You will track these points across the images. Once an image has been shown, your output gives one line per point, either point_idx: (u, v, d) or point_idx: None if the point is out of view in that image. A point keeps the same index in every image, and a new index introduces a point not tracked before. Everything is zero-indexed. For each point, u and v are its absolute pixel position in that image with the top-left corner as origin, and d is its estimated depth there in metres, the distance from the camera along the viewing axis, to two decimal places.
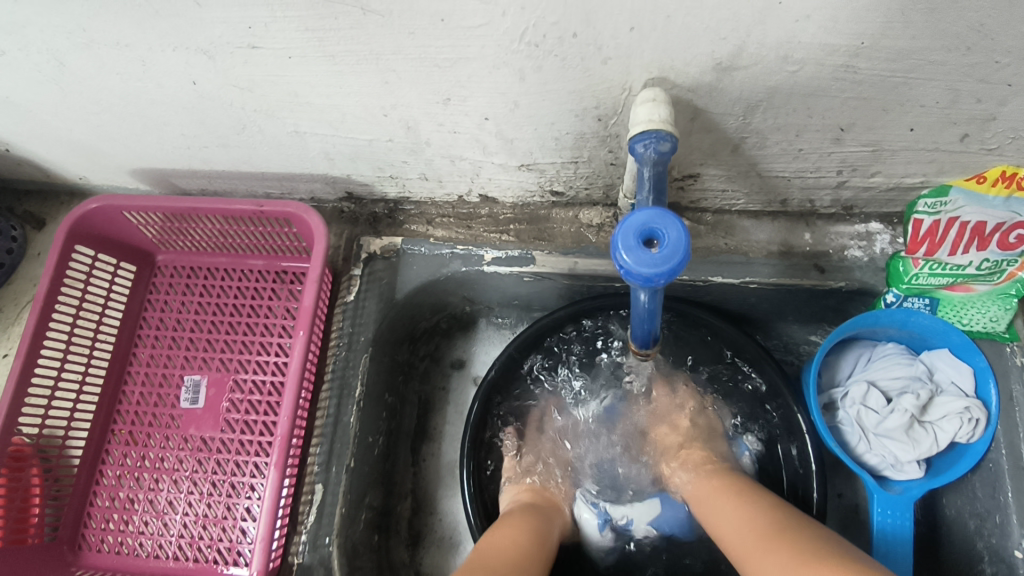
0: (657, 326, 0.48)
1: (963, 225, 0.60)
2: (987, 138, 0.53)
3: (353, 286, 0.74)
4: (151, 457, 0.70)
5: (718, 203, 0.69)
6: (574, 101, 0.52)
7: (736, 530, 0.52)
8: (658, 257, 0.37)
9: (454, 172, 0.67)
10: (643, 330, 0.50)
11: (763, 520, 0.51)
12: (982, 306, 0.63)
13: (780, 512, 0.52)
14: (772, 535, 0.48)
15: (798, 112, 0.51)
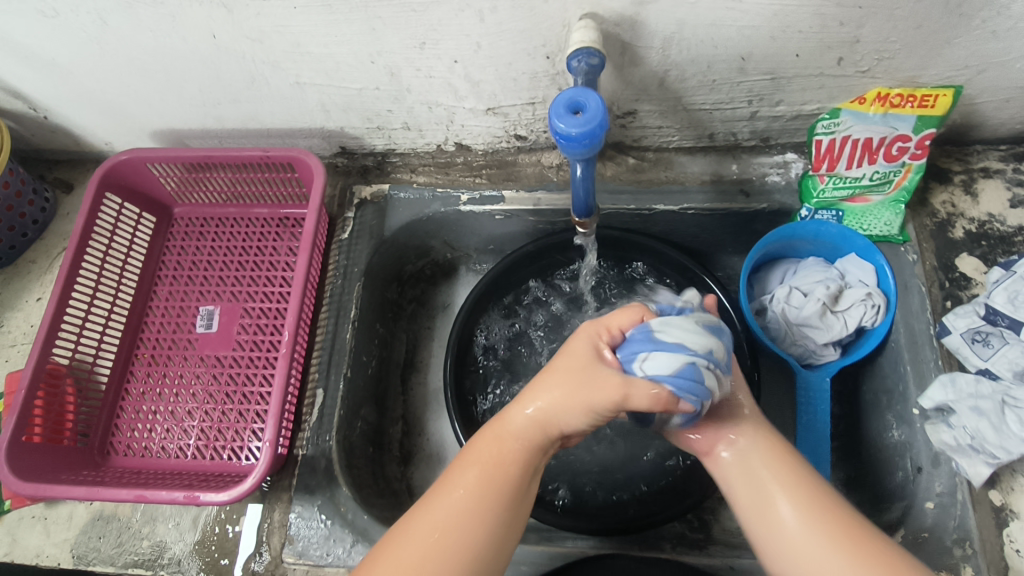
0: (589, 193, 0.59)
1: (854, 142, 0.72)
2: (859, 60, 0.65)
3: (347, 226, 0.85)
4: (171, 375, 0.80)
5: (657, 141, 0.81)
6: (525, 40, 0.65)
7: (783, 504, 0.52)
8: (583, 120, 0.49)
9: (431, 120, 0.79)
10: (579, 199, 0.60)
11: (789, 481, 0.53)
12: (878, 214, 0.76)
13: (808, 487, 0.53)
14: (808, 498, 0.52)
15: (704, 43, 0.64)
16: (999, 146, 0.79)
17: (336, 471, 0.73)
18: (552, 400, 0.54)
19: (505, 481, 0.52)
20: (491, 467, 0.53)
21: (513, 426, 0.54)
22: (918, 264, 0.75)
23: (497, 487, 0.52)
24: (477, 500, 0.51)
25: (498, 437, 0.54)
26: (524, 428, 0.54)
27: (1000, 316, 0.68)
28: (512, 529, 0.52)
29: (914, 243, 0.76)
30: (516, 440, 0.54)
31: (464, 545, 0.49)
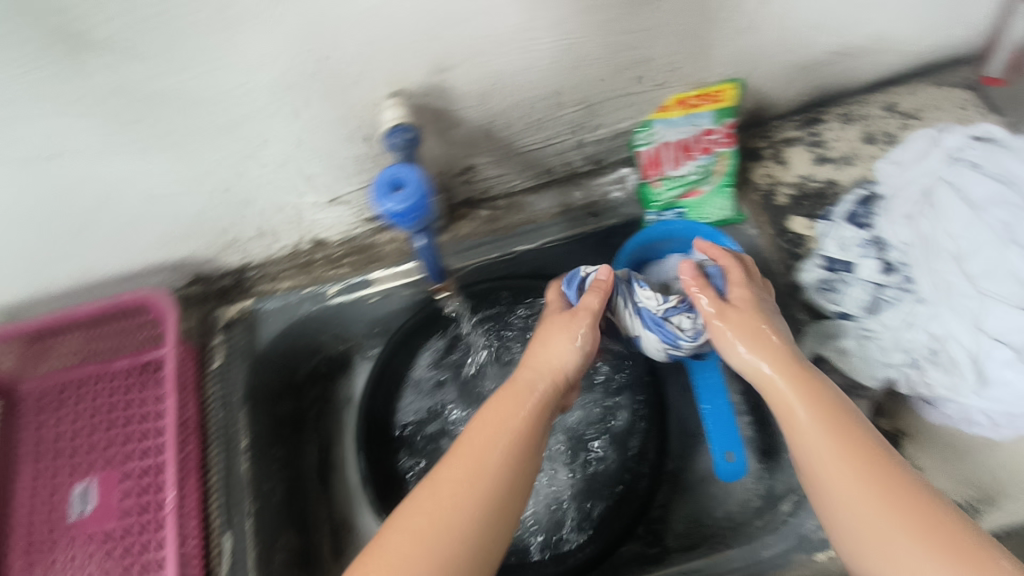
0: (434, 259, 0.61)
1: (671, 146, 0.79)
2: (653, 74, 0.72)
3: (216, 354, 0.80)
4: (56, 566, 0.71)
5: (502, 188, 0.85)
6: (345, 127, 0.66)
7: (851, 502, 0.53)
8: (405, 195, 0.50)
9: (281, 223, 0.78)
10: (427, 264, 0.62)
11: (844, 445, 0.55)
12: (711, 203, 0.83)
13: (863, 444, 0.56)
14: (877, 496, 0.52)
15: (516, 90, 0.68)
16: (792, 117, 0.89)
17: None
18: (573, 350, 0.64)
19: (515, 428, 0.58)
20: (502, 412, 0.59)
21: (529, 375, 0.62)
22: (760, 235, 0.83)
23: (511, 434, 0.58)
24: (462, 474, 0.55)
25: (502, 404, 0.60)
26: (531, 378, 0.62)
27: (837, 262, 0.76)
28: (507, 501, 0.54)
29: (750, 219, 0.84)
30: (532, 388, 0.61)
31: (484, 491, 0.54)
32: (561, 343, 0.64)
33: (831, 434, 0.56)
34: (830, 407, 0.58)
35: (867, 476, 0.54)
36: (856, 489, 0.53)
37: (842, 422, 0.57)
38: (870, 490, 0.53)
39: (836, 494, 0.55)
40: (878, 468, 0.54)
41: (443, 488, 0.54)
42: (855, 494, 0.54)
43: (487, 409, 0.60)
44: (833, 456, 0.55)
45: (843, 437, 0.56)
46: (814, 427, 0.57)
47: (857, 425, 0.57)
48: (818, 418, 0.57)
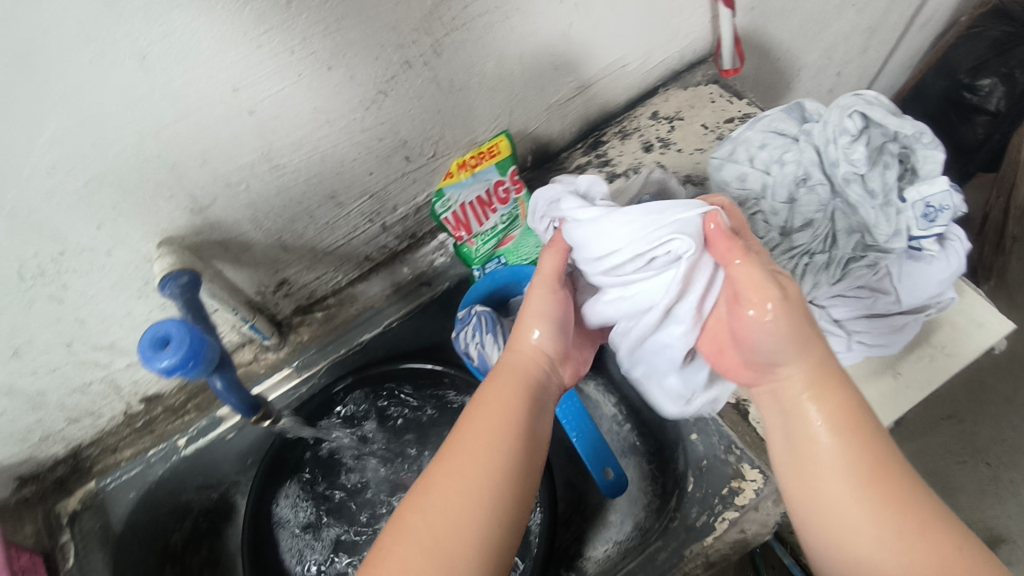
0: (239, 393, 0.61)
1: (470, 204, 0.82)
2: (421, 151, 0.76)
3: (68, 552, 0.73)
4: None
5: (328, 287, 0.85)
6: (123, 290, 0.64)
7: (852, 511, 0.45)
8: (175, 348, 0.49)
9: (96, 398, 0.75)
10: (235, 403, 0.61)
11: (876, 480, 0.45)
12: (526, 242, 0.89)
13: (890, 475, 0.46)
14: (883, 508, 0.45)
15: (288, 205, 0.69)
16: (577, 145, 0.97)
17: None
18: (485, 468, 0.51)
19: (501, 431, 0.50)
20: (495, 399, 0.53)
21: (516, 360, 0.57)
22: None
23: (491, 442, 0.49)
24: (454, 496, 0.47)
25: (484, 412, 0.52)
26: (530, 364, 0.57)
27: None
28: (507, 524, 0.47)
29: None
30: (521, 369, 0.56)
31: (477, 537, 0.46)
32: (539, 331, 0.58)
33: (851, 445, 0.46)
34: (856, 423, 0.47)
35: (887, 520, 0.44)
36: (862, 520, 0.45)
37: (871, 458, 0.46)
38: (889, 531, 0.44)
39: (829, 536, 0.46)
40: (914, 508, 0.44)
41: (426, 510, 0.47)
42: (873, 539, 0.44)
43: (482, 408, 0.52)
44: (841, 491, 0.46)
45: (877, 474, 0.46)
46: (841, 451, 0.46)
47: (886, 448, 0.47)
48: (845, 438, 0.47)
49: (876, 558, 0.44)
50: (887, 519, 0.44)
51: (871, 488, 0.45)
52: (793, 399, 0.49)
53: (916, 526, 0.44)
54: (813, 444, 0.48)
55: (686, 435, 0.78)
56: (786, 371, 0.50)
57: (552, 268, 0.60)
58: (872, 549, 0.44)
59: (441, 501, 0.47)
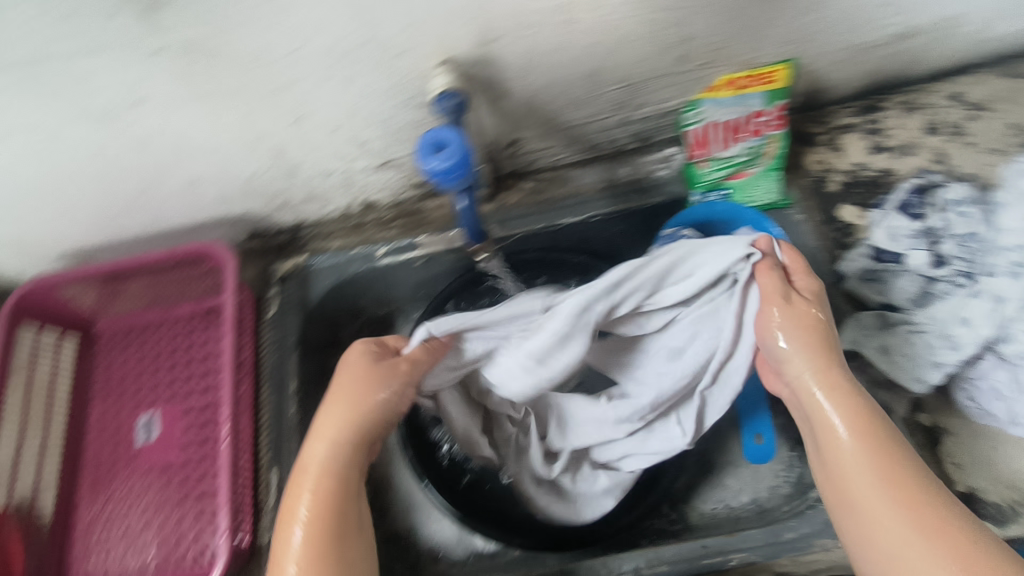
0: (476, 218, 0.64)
1: (719, 125, 0.77)
2: (698, 54, 0.72)
3: (271, 305, 0.87)
4: (119, 491, 0.79)
5: (548, 161, 0.86)
6: (394, 96, 0.69)
7: (869, 512, 0.51)
8: (447, 156, 0.52)
9: (332, 186, 0.82)
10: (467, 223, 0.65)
11: (886, 474, 0.51)
12: (758, 184, 0.82)
13: (890, 468, 0.52)
14: (904, 513, 0.49)
15: (557, 66, 0.69)
16: (849, 104, 0.86)
17: None
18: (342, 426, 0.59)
19: (333, 493, 0.57)
20: (315, 475, 0.57)
21: (326, 420, 0.60)
22: (805, 222, 0.81)
23: (315, 489, 0.57)
24: (311, 529, 0.55)
25: (299, 481, 0.57)
26: (322, 459, 0.58)
27: (885, 253, 0.75)
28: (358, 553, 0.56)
29: (798, 204, 0.82)
30: (322, 470, 0.58)
31: (340, 466, 0.58)
32: (338, 414, 0.60)
33: (869, 447, 0.53)
34: (862, 426, 0.54)
35: (907, 507, 0.49)
36: (885, 521, 0.50)
37: (878, 461, 0.52)
38: (907, 527, 0.49)
39: (860, 526, 0.51)
40: (935, 514, 0.49)
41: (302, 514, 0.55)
42: (901, 541, 0.48)
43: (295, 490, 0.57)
44: (860, 489, 0.52)
45: (888, 473, 0.51)
46: (859, 450, 0.53)
47: (888, 443, 0.53)
48: (863, 436, 0.53)
49: (893, 553, 0.49)
50: (902, 520, 0.49)
51: (892, 489, 0.50)
52: (807, 397, 0.57)
53: (935, 525, 0.48)
54: (839, 448, 0.54)
55: None
56: (801, 377, 0.58)
57: (406, 354, 0.62)
58: (892, 541, 0.49)
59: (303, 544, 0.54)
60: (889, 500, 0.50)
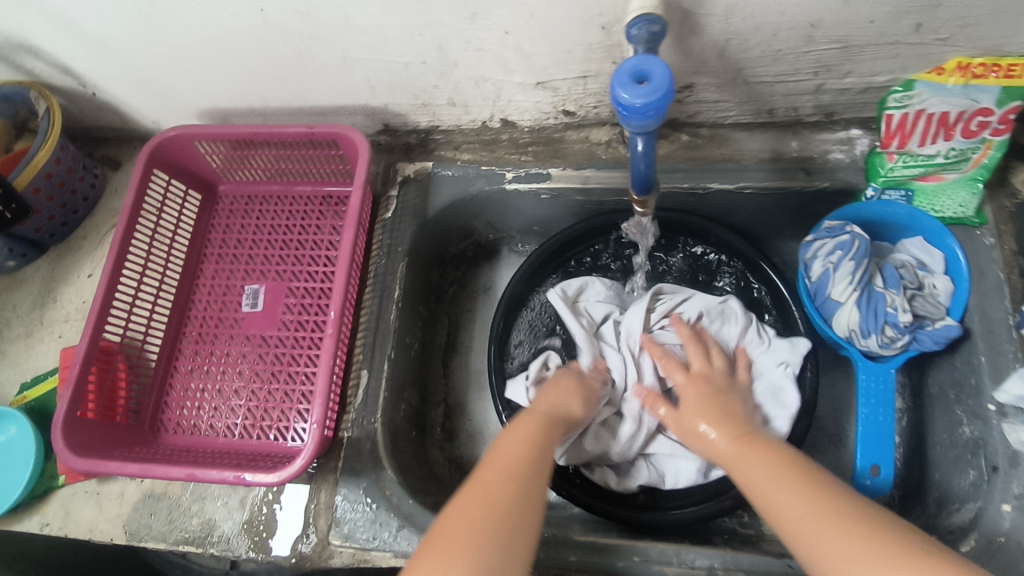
0: (653, 174, 0.55)
1: (929, 117, 0.67)
2: (939, 27, 0.61)
3: (390, 205, 0.84)
4: (218, 353, 0.80)
5: (712, 116, 0.77)
6: (579, 8, 0.62)
7: (784, 510, 0.53)
8: (648, 90, 0.45)
9: (478, 96, 0.77)
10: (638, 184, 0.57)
11: (775, 469, 0.57)
12: (952, 193, 0.71)
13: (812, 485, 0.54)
14: (822, 518, 0.50)
15: (772, 9, 0.60)
16: None
17: (382, 454, 0.73)
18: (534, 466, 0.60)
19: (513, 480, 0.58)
20: (501, 460, 0.60)
21: (512, 435, 0.63)
22: (997, 248, 0.70)
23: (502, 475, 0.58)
24: (476, 512, 0.53)
25: (484, 467, 0.59)
26: (517, 444, 0.62)
27: None
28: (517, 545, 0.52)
29: (991, 226, 0.71)
30: (510, 466, 0.59)
31: (511, 503, 0.55)
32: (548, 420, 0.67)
33: (753, 449, 0.60)
34: (746, 450, 0.61)
35: (849, 530, 0.49)
36: (812, 530, 0.50)
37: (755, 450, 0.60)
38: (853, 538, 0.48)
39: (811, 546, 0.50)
40: (870, 527, 0.49)
41: (463, 509, 0.54)
42: (836, 550, 0.48)
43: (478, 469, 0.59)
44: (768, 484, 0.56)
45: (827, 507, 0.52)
46: (728, 446, 0.63)
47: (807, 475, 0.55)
48: (726, 433, 0.64)
49: (821, 544, 0.49)
50: (812, 527, 0.50)
51: (801, 483, 0.54)
52: (689, 424, 0.68)
53: (868, 530, 0.49)
54: (748, 472, 0.59)
55: (991, 501, 0.63)
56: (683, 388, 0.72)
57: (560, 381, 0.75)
58: (812, 534, 0.50)
59: (461, 523, 0.53)
60: (805, 498, 0.53)
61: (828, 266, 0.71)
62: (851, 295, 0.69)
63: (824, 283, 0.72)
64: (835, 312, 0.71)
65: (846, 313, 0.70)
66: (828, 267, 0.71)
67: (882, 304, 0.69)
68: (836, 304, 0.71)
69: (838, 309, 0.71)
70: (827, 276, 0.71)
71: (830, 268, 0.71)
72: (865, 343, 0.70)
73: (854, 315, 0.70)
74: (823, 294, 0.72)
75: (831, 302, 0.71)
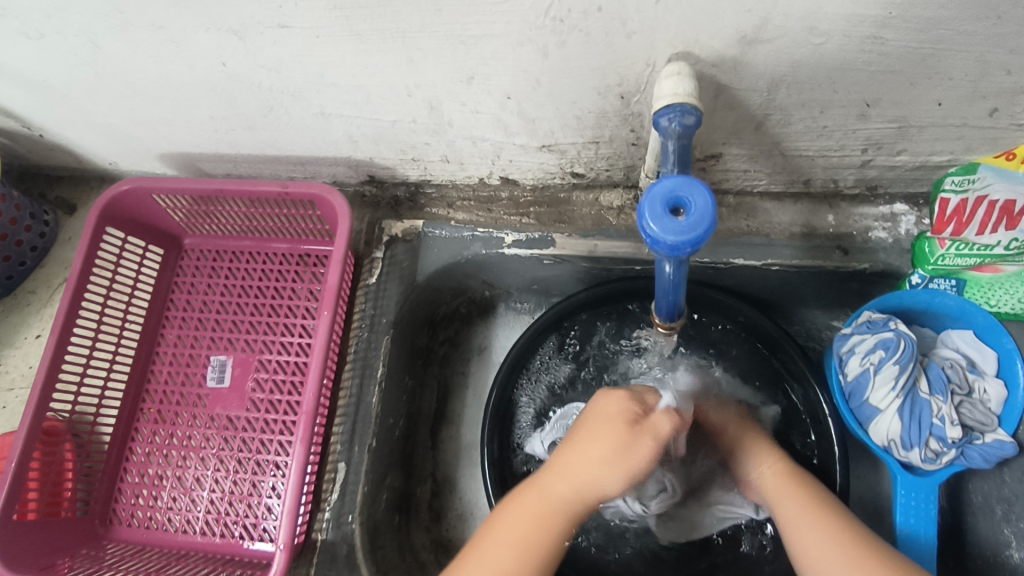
0: (682, 298, 0.48)
1: (991, 204, 0.58)
2: (1017, 112, 0.52)
3: (374, 269, 0.74)
4: (179, 435, 0.72)
5: (739, 184, 0.68)
6: (596, 78, 0.52)
7: (795, 523, 0.57)
8: (684, 225, 0.37)
9: (475, 154, 0.68)
10: (664, 304, 0.49)
11: (796, 495, 0.59)
12: (1010, 287, 0.62)
13: (823, 507, 0.57)
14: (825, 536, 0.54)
15: (823, 88, 0.51)
16: None
17: (359, 561, 0.64)
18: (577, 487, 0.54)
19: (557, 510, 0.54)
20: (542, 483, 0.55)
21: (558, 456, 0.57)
22: None
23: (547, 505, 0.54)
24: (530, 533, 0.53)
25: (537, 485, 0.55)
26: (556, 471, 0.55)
27: None
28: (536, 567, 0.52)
29: None
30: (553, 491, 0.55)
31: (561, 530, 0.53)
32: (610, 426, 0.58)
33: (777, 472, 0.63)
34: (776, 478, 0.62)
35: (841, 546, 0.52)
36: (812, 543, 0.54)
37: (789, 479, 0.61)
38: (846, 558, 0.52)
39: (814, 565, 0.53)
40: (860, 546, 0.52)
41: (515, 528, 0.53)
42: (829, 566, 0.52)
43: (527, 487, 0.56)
44: (795, 508, 0.58)
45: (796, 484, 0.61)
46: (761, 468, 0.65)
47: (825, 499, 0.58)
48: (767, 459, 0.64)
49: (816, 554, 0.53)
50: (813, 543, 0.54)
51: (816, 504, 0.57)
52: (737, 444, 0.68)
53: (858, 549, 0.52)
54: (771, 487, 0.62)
55: None
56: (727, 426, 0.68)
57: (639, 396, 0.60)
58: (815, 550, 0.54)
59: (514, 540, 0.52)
60: (814, 525, 0.55)
61: (865, 367, 0.63)
62: (893, 404, 0.61)
63: (862, 385, 0.64)
64: (872, 419, 0.63)
65: (887, 421, 0.62)
66: (866, 366, 0.63)
67: (927, 413, 0.61)
68: (874, 409, 0.63)
69: (875, 414, 0.63)
70: (865, 378, 0.63)
71: (868, 370, 0.63)
72: (905, 455, 0.62)
73: (896, 426, 0.61)
74: (859, 398, 0.64)
75: (868, 407, 0.63)
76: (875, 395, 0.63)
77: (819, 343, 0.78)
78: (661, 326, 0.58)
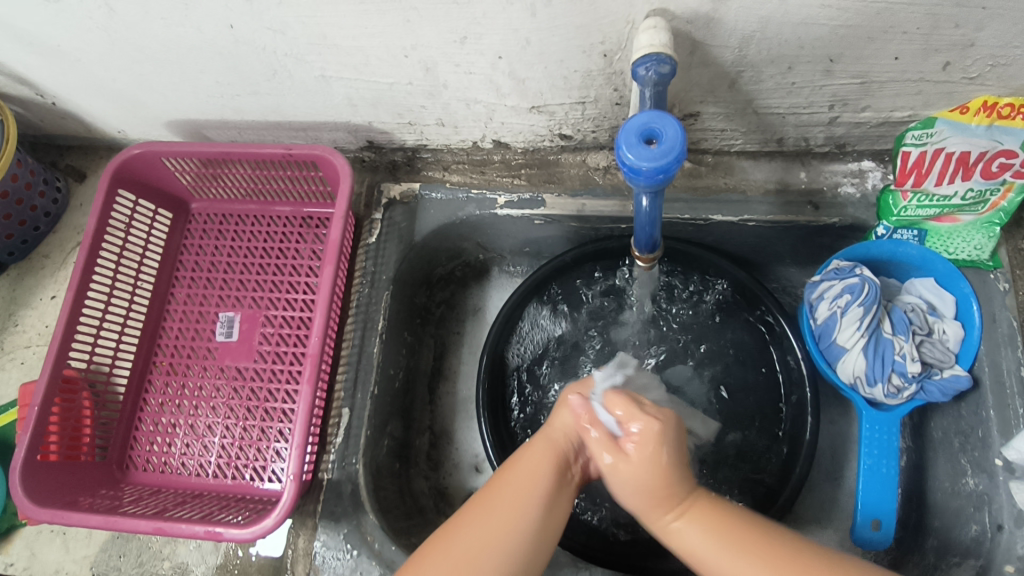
0: (658, 232, 0.54)
1: (948, 156, 0.62)
2: (968, 65, 0.57)
3: (374, 229, 0.79)
4: (190, 386, 0.76)
5: (717, 143, 0.73)
6: (580, 36, 0.57)
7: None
8: (657, 152, 0.42)
9: (469, 117, 0.72)
10: (642, 238, 0.55)
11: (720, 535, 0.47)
12: (967, 236, 0.68)
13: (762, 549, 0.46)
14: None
15: (790, 44, 0.55)
16: None
17: (363, 497, 0.68)
18: (581, 418, 0.57)
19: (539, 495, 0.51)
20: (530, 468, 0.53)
21: (542, 444, 0.55)
22: (1011, 294, 0.67)
23: (521, 496, 0.51)
24: (500, 524, 0.49)
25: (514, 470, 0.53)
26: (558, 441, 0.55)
27: None
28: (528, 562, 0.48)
29: (1005, 270, 0.68)
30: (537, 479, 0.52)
31: (528, 525, 0.49)
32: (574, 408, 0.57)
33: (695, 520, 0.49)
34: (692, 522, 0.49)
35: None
36: None
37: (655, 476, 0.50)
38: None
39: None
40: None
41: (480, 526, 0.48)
42: None
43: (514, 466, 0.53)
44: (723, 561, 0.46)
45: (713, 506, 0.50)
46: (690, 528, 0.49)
47: (716, 502, 0.50)
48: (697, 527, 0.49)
49: None
50: None
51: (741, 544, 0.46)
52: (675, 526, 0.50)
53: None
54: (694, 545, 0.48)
55: (994, 561, 0.62)
56: (625, 450, 0.51)
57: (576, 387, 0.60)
58: None
59: (489, 532, 0.48)
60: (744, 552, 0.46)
61: (832, 310, 0.69)
62: (857, 342, 0.67)
63: (829, 328, 0.69)
64: (839, 358, 0.69)
65: (853, 359, 0.67)
66: (833, 309, 0.69)
67: (890, 351, 0.67)
68: (840, 349, 0.68)
69: (842, 353, 0.68)
70: (831, 320, 0.69)
71: (834, 313, 0.68)
72: (869, 393, 0.68)
73: (860, 363, 0.67)
74: (827, 340, 0.70)
75: (835, 347, 0.69)
76: (841, 335, 0.68)
77: (796, 298, 0.83)
78: (640, 262, 0.63)
